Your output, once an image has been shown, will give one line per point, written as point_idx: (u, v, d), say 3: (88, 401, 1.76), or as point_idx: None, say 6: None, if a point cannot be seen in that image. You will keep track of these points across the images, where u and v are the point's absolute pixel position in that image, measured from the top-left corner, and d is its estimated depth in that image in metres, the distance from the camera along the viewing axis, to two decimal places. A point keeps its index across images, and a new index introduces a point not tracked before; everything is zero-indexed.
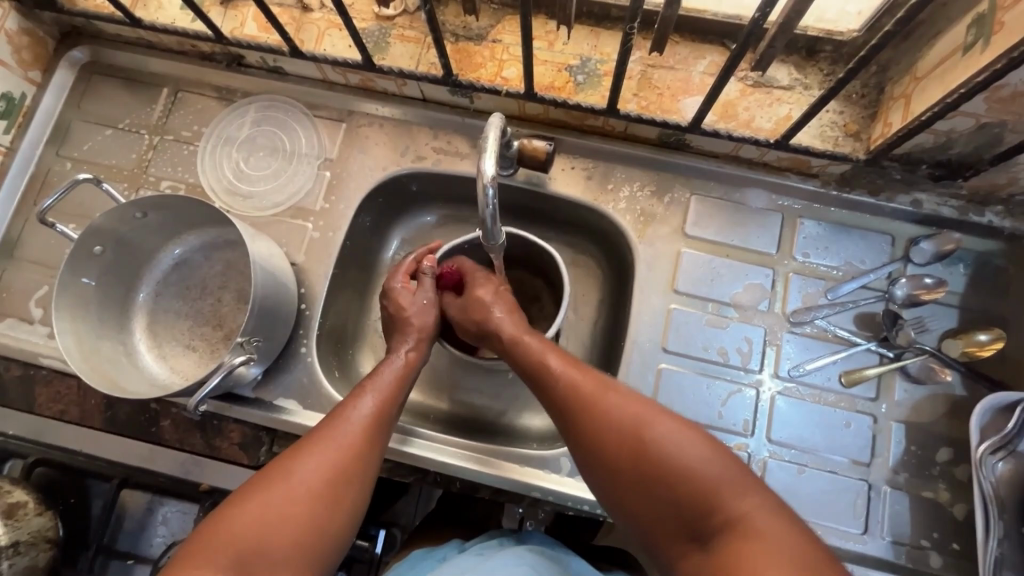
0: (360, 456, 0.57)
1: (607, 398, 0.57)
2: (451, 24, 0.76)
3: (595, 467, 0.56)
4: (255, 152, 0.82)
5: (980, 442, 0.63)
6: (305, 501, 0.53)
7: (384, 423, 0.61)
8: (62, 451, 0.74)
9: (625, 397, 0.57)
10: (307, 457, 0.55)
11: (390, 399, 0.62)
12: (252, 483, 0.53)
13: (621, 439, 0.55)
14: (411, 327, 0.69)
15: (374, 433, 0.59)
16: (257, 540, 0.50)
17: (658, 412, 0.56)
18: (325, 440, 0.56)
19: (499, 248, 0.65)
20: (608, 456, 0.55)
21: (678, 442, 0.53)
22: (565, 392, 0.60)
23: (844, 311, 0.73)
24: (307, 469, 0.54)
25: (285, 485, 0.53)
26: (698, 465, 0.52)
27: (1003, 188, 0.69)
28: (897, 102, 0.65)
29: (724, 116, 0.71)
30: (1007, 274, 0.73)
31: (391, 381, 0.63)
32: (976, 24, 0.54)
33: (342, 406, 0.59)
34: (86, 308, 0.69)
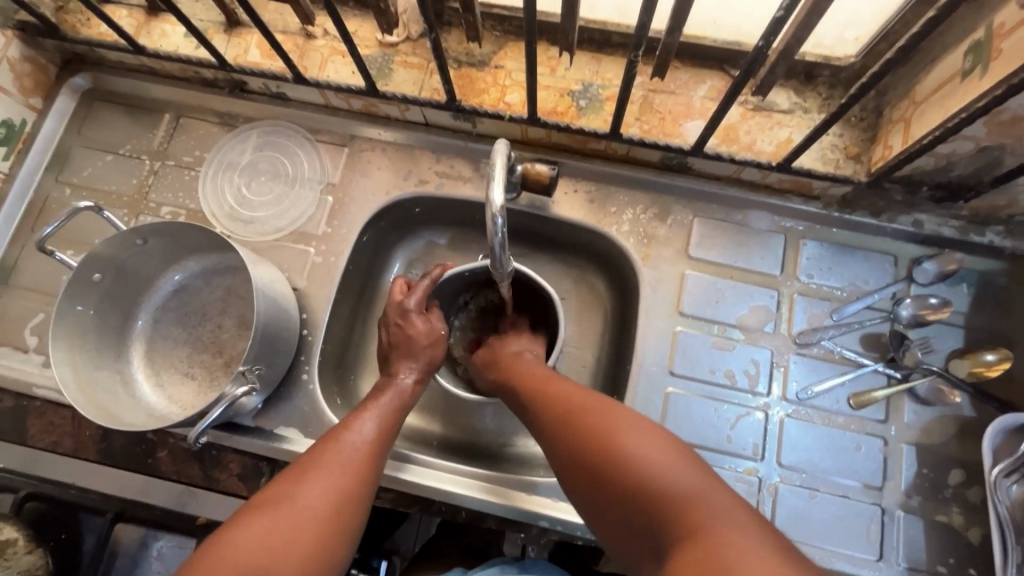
0: (363, 474, 0.55)
1: (583, 407, 0.56)
2: (454, 50, 0.77)
3: (569, 482, 0.53)
4: (257, 177, 0.82)
5: (993, 463, 0.63)
6: (314, 522, 0.50)
7: (385, 446, 0.59)
8: (56, 483, 0.72)
9: (604, 405, 0.55)
10: (315, 478, 0.52)
11: (393, 424, 0.61)
12: (249, 504, 0.50)
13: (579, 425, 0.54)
14: (419, 353, 0.68)
15: (375, 453, 0.57)
16: (257, 559, 0.46)
17: (632, 417, 0.53)
18: (328, 459, 0.54)
19: (508, 275, 0.64)
20: (578, 465, 0.52)
21: (651, 451, 0.50)
22: (546, 407, 0.59)
23: (850, 332, 0.73)
24: (315, 489, 0.52)
25: (296, 508, 0.50)
26: (669, 474, 0.48)
27: (1003, 209, 0.70)
28: (896, 125, 0.66)
29: (726, 140, 0.72)
30: (1010, 293, 0.73)
31: (394, 405, 0.63)
32: (973, 51, 0.55)
33: (343, 428, 0.58)
34: (83, 335, 0.67)
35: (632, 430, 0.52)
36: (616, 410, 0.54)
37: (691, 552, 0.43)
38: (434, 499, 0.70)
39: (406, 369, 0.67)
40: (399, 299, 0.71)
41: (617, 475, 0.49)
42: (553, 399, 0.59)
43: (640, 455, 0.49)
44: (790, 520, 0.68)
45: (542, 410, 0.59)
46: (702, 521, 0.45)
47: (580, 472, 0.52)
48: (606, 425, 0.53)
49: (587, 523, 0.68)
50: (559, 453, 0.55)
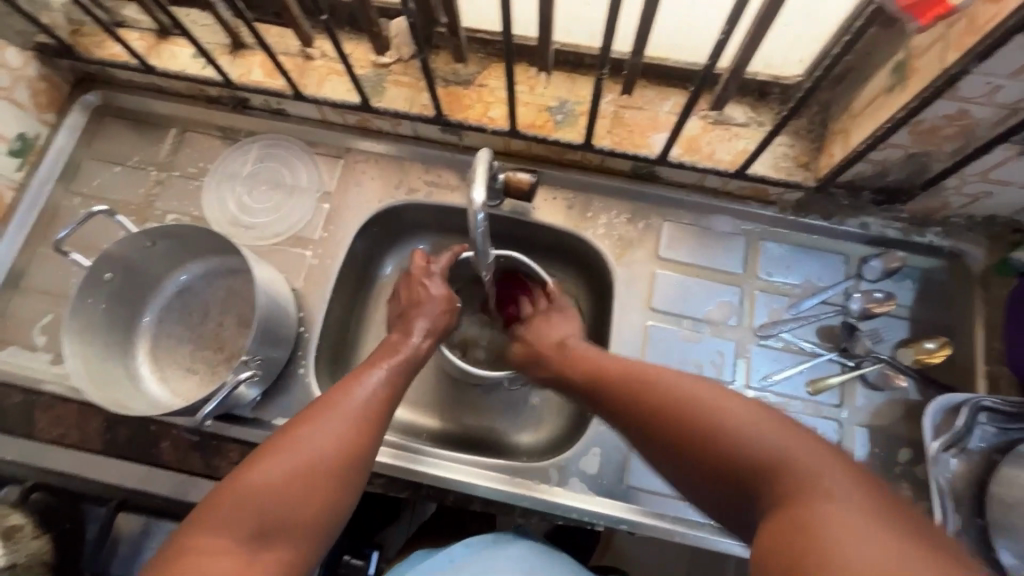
0: (368, 428, 0.59)
1: (664, 378, 0.58)
2: (442, 70, 0.84)
3: (679, 472, 0.53)
4: (257, 186, 0.88)
5: (933, 438, 0.69)
6: (316, 463, 0.54)
7: (390, 400, 0.63)
8: (61, 475, 0.75)
9: (686, 381, 0.56)
10: (319, 424, 0.57)
11: (396, 384, 0.65)
12: (262, 450, 0.55)
13: (676, 412, 0.54)
14: (427, 311, 0.74)
15: (377, 412, 0.61)
16: (265, 497, 0.52)
17: (718, 390, 0.54)
18: (333, 409, 0.59)
19: (489, 265, 0.71)
20: (666, 438, 0.54)
21: (739, 420, 0.51)
22: (620, 385, 0.61)
23: (806, 325, 0.79)
24: (319, 435, 0.56)
25: (299, 450, 0.55)
26: (762, 442, 0.49)
27: (939, 211, 0.77)
28: (838, 136, 0.73)
29: (689, 149, 0.79)
30: (949, 287, 0.80)
31: (400, 364, 0.67)
32: (896, 69, 0.63)
33: (347, 386, 0.62)
34: (93, 330, 0.72)
35: (707, 395, 0.54)
36: (700, 384, 0.56)
37: (784, 518, 0.44)
38: (424, 483, 0.74)
39: (419, 328, 0.72)
40: (425, 266, 0.78)
41: (707, 445, 0.51)
42: (614, 381, 0.62)
43: (732, 426, 0.50)
44: None
45: (616, 386, 0.61)
46: (797, 487, 0.45)
47: (667, 443, 0.54)
48: (688, 398, 0.54)
49: (567, 503, 0.72)
50: (640, 424, 0.57)
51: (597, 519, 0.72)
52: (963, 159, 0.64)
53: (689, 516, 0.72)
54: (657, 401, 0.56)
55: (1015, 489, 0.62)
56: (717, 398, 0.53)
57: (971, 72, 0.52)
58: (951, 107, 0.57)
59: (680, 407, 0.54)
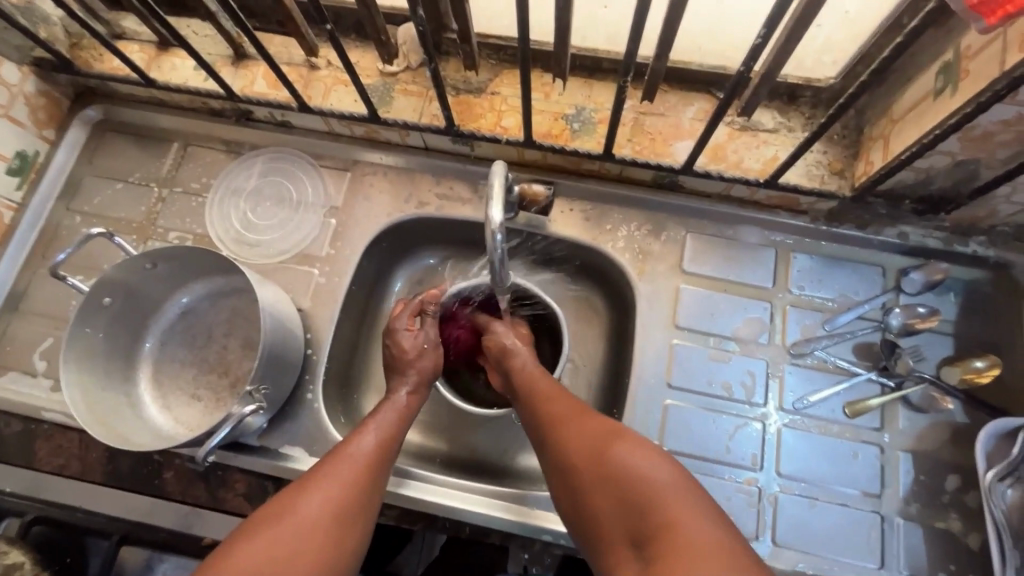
0: (365, 487, 0.58)
1: (585, 426, 0.59)
2: (452, 78, 0.80)
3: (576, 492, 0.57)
4: (262, 202, 0.84)
5: (987, 468, 0.64)
6: (314, 530, 0.53)
7: (388, 458, 0.62)
8: (63, 507, 0.72)
9: (604, 432, 0.58)
10: (315, 490, 0.56)
11: (393, 437, 0.64)
12: (259, 517, 0.54)
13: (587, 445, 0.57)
14: (414, 369, 0.71)
15: (376, 466, 0.60)
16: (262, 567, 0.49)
17: (635, 438, 0.56)
18: (331, 471, 0.58)
19: (506, 289, 0.67)
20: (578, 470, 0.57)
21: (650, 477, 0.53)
22: (549, 425, 0.62)
23: (842, 342, 0.75)
24: (315, 500, 0.55)
25: (295, 517, 0.53)
26: (665, 489, 0.52)
27: (984, 220, 0.72)
28: (876, 142, 0.68)
29: (714, 158, 0.75)
30: (996, 302, 0.75)
31: (393, 419, 0.66)
32: (944, 71, 0.58)
33: (346, 443, 0.61)
34: (93, 357, 0.69)
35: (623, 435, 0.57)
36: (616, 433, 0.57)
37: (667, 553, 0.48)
38: (436, 514, 0.71)
39: (401, 386, 0.69)
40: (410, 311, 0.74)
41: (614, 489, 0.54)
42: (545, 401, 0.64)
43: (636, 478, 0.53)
44: (791, 527, 0.68)
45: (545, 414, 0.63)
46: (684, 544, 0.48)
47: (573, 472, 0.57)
48: (609, 450, 0.56)
49: None
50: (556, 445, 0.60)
51: None
52: (1018, 167, 0.59)
53: None
54: (573, 430, 0.59)
55: None
56: (632, 439, 0.56)
57: None
58: (1009, 112, 0.53)
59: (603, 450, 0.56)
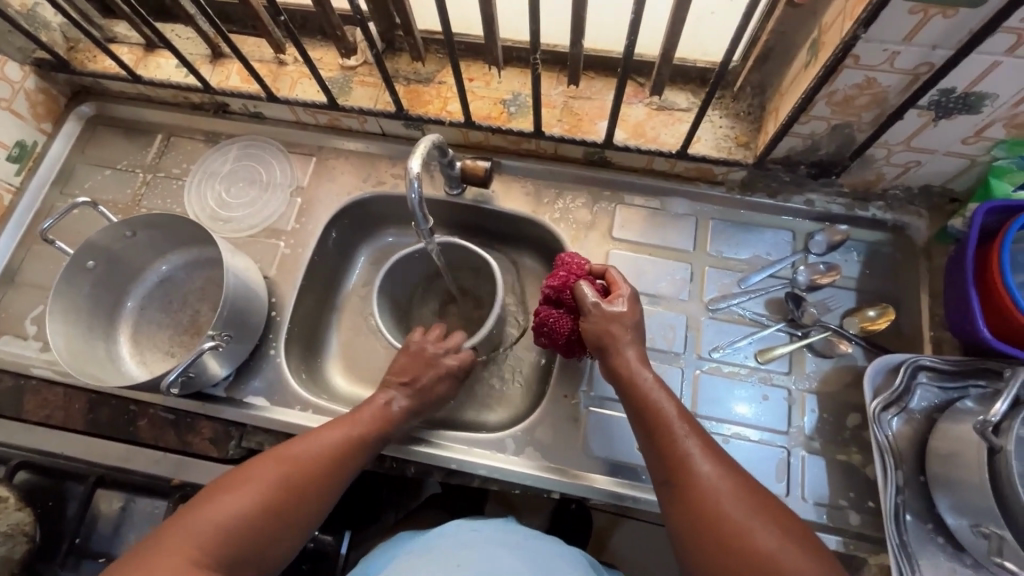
0: (325, 480, 0.64)
1: (727, 495, 0.57)
2: (404, 70, 0.90)
3: (697, 552, 0.56)
4: (236, 184, 0.94)
5: (874, 399, 0.70)
6: (269, 509, 0.59)
7: (355, 457, 0.67)
8: (45, 454, 0.80)
9: (745, 492, 0.57)
10: (279, 473, 0.61)
11: (369, 439, 0.68)
12: (229, 480, 0.61)
13: (728, 525, 0.55)
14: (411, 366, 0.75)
15: (340, 463, 0.65)
16: (218, 529, 0.56)
17: (781, 526, 0.56)
18: (301, 464, 0.63)
19: (430, 235, 0.73)
20: (710, 540, 0.55)
21: (790, 551, 0.54)
22: (682, 479, 0.59)
23: (755, 298, 0.82)
24: (277, 481, 0.61)
25: (256, 492, 0.60)
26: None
27: (876, 184, 0.80)
28: (771, 115, 0.77)
29: (635, 134, 0.83)
30: (895, 259, 0.82)
31: (374, 421, 0.69)
32: (811, 46, 0.66)
33: (318, 436, 0.66)
34: (77, 314, 0.78)
35: (771, 524, 0.56)
36: (754, 496, 0.58)
37: None
38: (385, 455, 0.77)
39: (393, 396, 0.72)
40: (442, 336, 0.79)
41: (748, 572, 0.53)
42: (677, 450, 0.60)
43: (775, 552, 0.53)
44: None
45: (674, 461, 0.60)
46: None
47: (700, 540, 0.56)
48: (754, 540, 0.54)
49: (522, 470, 0.75)
50: (684, 505, 0.58)
51: (553, 486, 0.75)
52: (882, 127, 0.67)
53: (644, 483, 0.74)
54: (713, 496, 0.57)
55: (949, 441, 0.63)
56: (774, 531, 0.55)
57: (863, 38, 0.56)
58: (858, 76, 0.62)
59: (746, 541, 0.54)
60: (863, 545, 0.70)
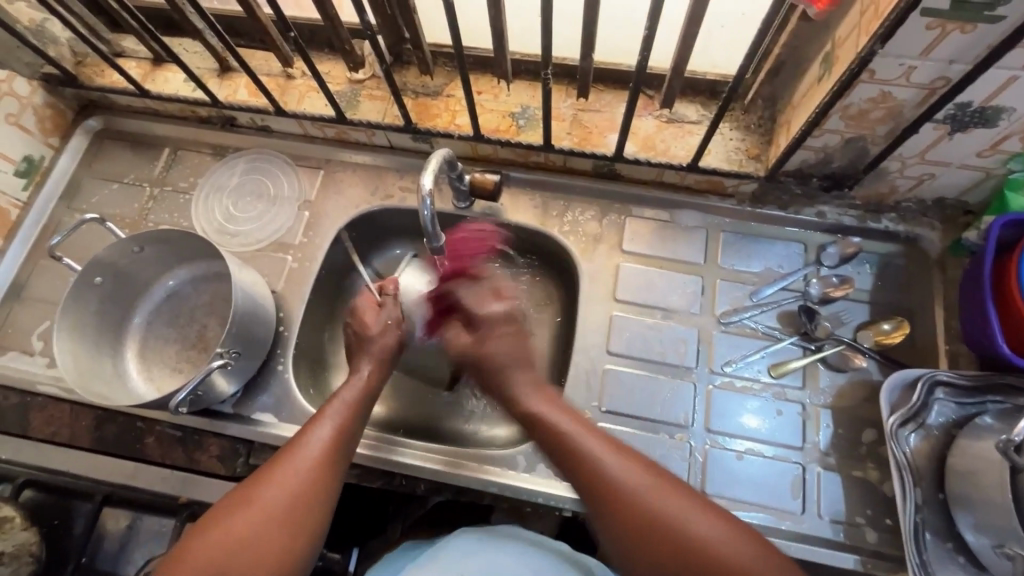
0: (323, 479, 0.61)
1: (654, 498, 0.57)
2: (412, 84, 0.89)
3: (638, 563, 0.56)
4: (243, 197, 0.93)
5: (891, 415, 0.69)
6: (272, 522, 0.57)
7: (343, 448, 0.65)
8: (51, 472, 0.79)
9: (675, 491, 0.58)
10: (272, 484, 0.59)
11: (349, 426, 0.66)
12: (224, 506, 0.58)
13: (659, 526, 0.56)
14: (376, 347, 0.74)
15: (331, 460, 0.63)
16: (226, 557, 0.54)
17: (710, 515, 0.57)
18: (291, 467, 0.61)
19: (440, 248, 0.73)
20: (647, 547, 0.56)
21: (726, 539, 0.55)
22: (608, 493, 0.58)
23: (767, 311, 0.81)
24: (272, 493, 0.59)
25: (255, 511, 0.57)
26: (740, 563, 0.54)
27: (889, 196, 0.80)
28: (783, 127, 0.77)
29: (645, 147, 0.83)
30: (909, 272, 0.82)
31: (348, 407, 0.68)
32: (824, 60, 0.66)
33: (302, 436, 0.64)
34: (84, 330, 0.77)
35: (699, 517, 0.56)
36: (683, 491, 0.59)
37: None
38: (394, 472, 0.77)
39: (364, 364, 0.73)
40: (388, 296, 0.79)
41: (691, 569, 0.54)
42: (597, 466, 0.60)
43: (712, 544, 0.55)
44: (723, 478, 0.74)
45: (598, 475, 0.60)
46: None
47: (640, 551, 0.56)
48: (687, 535, 0.55)
49: (534, 487, 0.74)
50: (615, 519, 0.57)
51: (565, 504, 0.74)
52: (897, 141, 0.67)
53: None
54: (637, 501, 0.57)
55: (968, 458, 0.63)
56: (706, 524, 0.56)
57: (880, 53, 0.56)
58: (873, 90, 0.61)
59: (681, 542, 0.55)
60: (881, 563, 0.69)
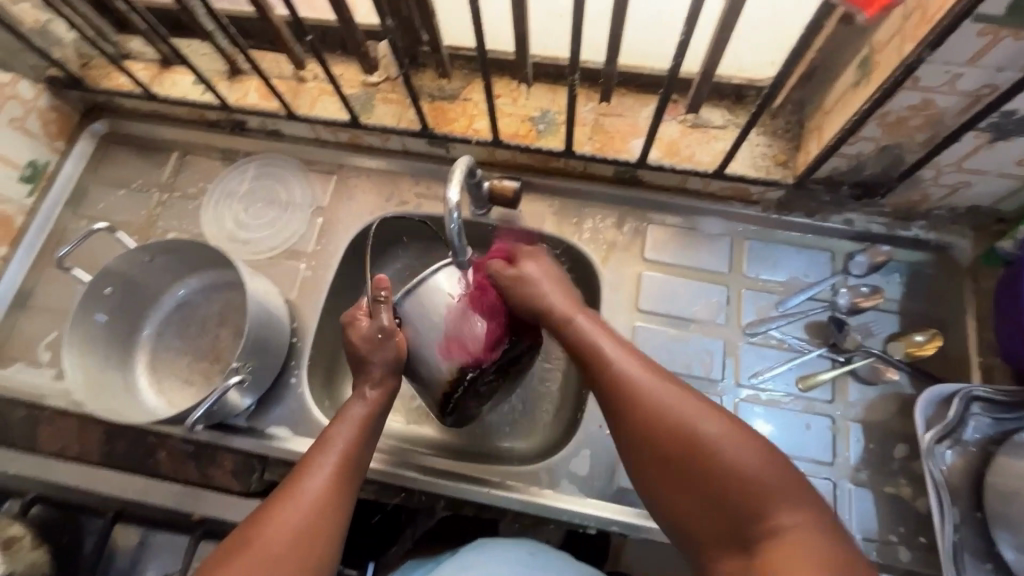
0: (325, 521, 0.58)
1: (656, 395, 0.57)
2: (428, 87, 0.87)
3: (642, 462, 0.56)
4: (254, 204, 0.91)
5: (926, 431, 0.68)
6: (270, 567, 0.53)
7: (346, 486, 0.61)
8: (60, 488, 0.77)
9: (686, 395, 0.56)
10: (270, 527, 0.55)
11: (352, 462, 0.62)
12: (222, 552, 0.54)
13: (660, 421, 0.55)
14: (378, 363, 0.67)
15: (333, 500, 0.59)
16: None
17: (718, 415, 0.54)
18: (290, 510, 0.57)
19: (467, 266, 0.69)
20: (649, 444, 0.55)
21: (730, 440, 0.52)
22: (613, 391, 0.59)
23: (794, 321, 0.79)
24: (271, 537, 0.55)
25: (252, 557, 0.53)
26: (746, 469, 0.51)
27: (921, 204, 0.77)
28: (813, 134, 0.74)
29: (669, 153, 0.81)
30: (939, 281, 0.80)
31: (350, 442, 0.63)
32: (861, 65, 0.64)
33: (301, 477, 0.59)
34: (94, 343, 0.75)
35: (707, 420, 0.54)
36: (693, 395, 0.56)
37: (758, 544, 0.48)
38: (414, 488, 0.75)
39: (357, 397, 0.67)
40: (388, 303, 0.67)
41: (691, 475, 0.52)
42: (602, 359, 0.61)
43: (712, 442, 0.52)
44: None
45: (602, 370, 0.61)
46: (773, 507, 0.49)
47: (644, 451, 0.56)
48: (689, 435, 0.53)
49: (557, 505, 0.72)
50: (620, 417, 0.58)
51: (589, 521, 0.72)
52: (935, 149, 0.65)
53: None
54: (640, 396, 0.57)
55: (1010, 478, 0.61)
56: (712, 423, 0.54)
57: (926, 60, 0.54)
58: (914, 98, 0.59)
59: (683, 444, 0.53)
60: None
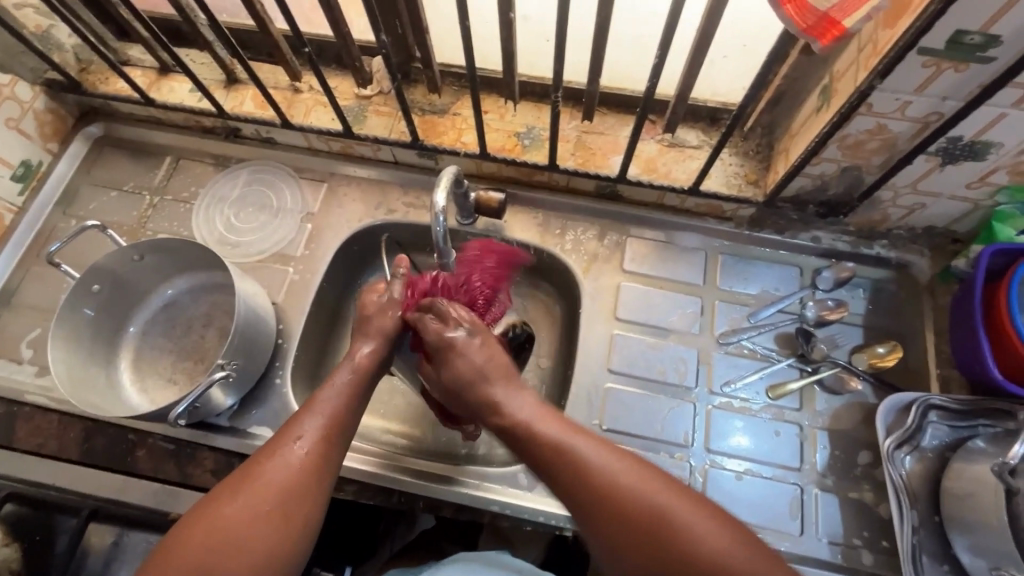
0: (308, 480, 0.58)
1: (626, 478, 0.56)
2: (419, 101, 0.91)
3: (621, 553, 0.53)
4: (244, 208, 0.93)
5: (886, 437, 0.71)
6: (252, 523, 0.54)
7: (332, 448, 0.61)
8: (35, 484, 0.76)
9: (646, 472, 0.56)
10: (254, 485, 0.56)
11: (339, 424, 0.63)
12: (207, 503, 0.55)
13: (635, 509, 0.54)
14: (375, 326, 0.71)
15: (320, 459, 0.59)
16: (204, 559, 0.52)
17: (686, 494, 0.55)
18: (274, 467, 0.57)
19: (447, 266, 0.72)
20: (628, 532, 0.53)
21: (702, 523, 0.53)
22: (578, 479, 0.57)
23: (765, 332, 0.83)
24: (253, 494, 0.55)
25: (234, 512, 0.54)
26: (719, 551, 0.51)
27: (882, 224, 0.82)
28: (781, 155, 0.79)
29: (647, 169, 0.85)
30: (900, 298, 0.84)
31: (339, 404, 0.63)
32: (823, 92, 0.69)
33: (285, 437, 0.60)
34: (78, 339, 0.76)
35: (678, 501, 0.54)
36: (658, 474, 0.57)
37: None
38: (392, 489, 0.76)
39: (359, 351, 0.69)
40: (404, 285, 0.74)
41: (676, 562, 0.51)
42: (563, 448, 0.59)
43: (688, 525, 0.52)
44: (721, 499, 0.74)
45: (563, 463, 0.58)
46: None
47: (625, 539, 0.53)
48: (668, 522, 0.53)
49: (534, 506, 0.74)
50: (589, 507, 0.55)
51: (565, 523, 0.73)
52: (889, 171, 0.70)
53: None
54: (610, 481, 0.56)
55: (964, 481, 0.64)
56: (685, 504, 0.54)
57: (878, 88, 0.59)
58: (870, 122, 0.64)
59: (663, 530, 0.52)
60: None
